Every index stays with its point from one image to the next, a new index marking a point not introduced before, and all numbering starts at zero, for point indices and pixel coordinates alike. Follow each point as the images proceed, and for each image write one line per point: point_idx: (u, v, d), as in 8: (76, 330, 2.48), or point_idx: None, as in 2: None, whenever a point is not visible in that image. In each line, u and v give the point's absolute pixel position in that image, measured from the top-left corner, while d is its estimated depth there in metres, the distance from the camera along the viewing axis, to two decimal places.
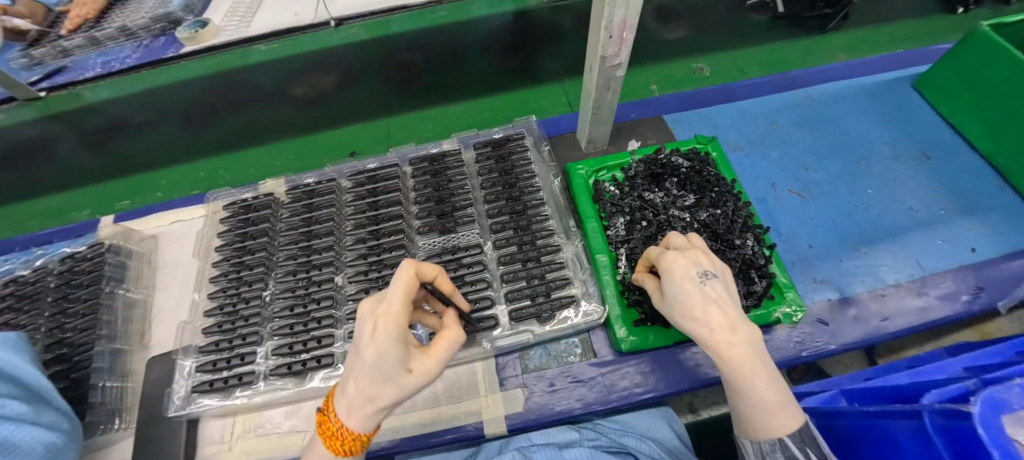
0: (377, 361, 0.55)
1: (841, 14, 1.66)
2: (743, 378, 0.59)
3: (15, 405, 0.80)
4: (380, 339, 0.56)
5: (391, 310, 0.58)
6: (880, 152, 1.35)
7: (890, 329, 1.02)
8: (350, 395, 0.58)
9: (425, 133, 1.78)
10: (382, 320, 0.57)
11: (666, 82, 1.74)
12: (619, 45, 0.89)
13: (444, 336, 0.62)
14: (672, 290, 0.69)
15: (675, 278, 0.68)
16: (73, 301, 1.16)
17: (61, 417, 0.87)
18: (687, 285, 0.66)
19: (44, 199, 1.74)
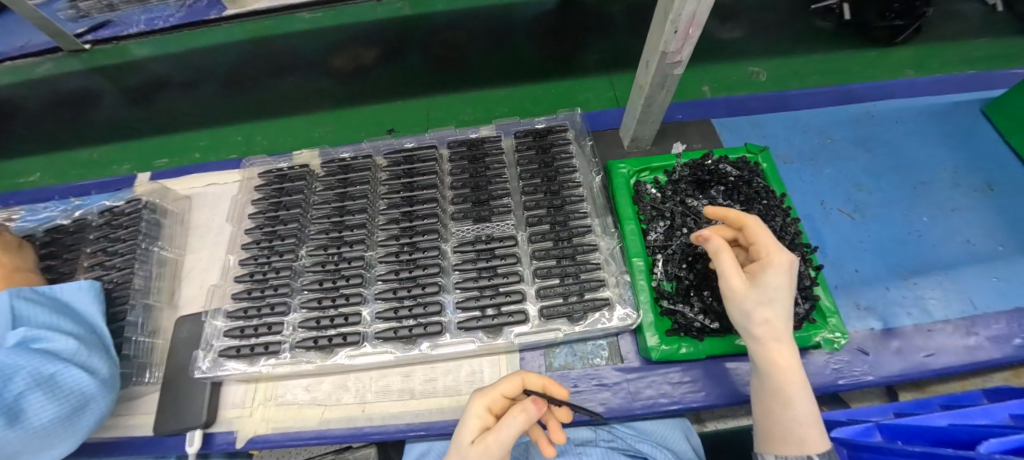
0: (460, 430, 0.64)
1: (912, 27, 1.58)
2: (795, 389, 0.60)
3: (65, 343, 0.87)
4: (468, 412, 0.65)
5: (488, 390, 0.67)
6: (940, 178, 1.27)
7: (934, 366, 0.96)
8: None
9: (465, 116, 1.68)
10: (476, 393, 0.67)
11: (719, 85, 1.67)
12: (683, 41, 0.84)
13: (507, 416, 0.60)
14: (771, 290, 0.63)
15: (778, 276, 0.63)
16: (111, 254, 1.19)
17: (106, 364, 0.92)
18: (785, 292, 0.63)
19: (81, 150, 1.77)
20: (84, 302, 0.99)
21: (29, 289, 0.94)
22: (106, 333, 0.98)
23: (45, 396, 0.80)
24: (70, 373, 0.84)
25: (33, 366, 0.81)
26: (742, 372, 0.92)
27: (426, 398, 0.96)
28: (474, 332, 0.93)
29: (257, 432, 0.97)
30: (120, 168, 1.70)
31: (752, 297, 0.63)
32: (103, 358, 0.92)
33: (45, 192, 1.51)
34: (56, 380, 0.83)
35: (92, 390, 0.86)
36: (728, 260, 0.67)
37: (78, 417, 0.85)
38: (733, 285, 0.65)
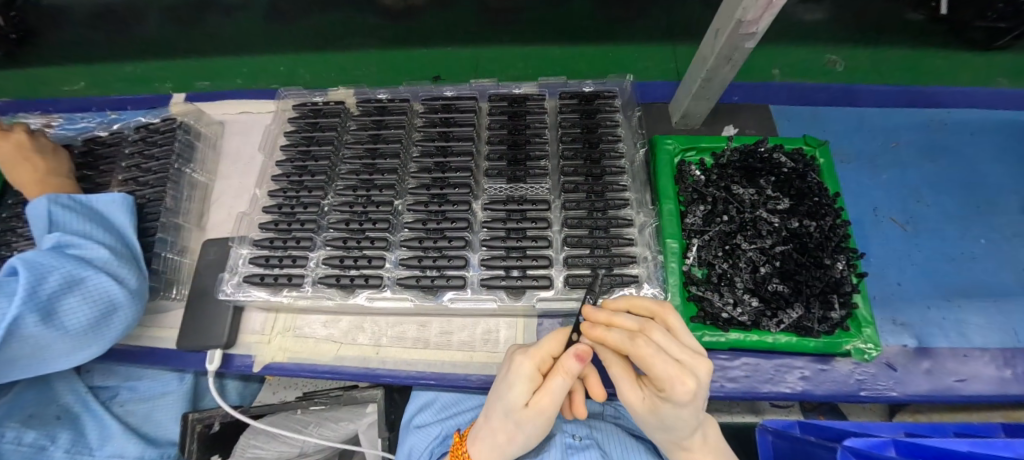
0: (506, 392, 0.63)
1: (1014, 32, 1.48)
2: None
3: (95, 251, 0.89)
4: (513, 374, 0.63)
5: (535, 350, 0.64)
6: (1007, 200, 1.17)
7: (964, 392, 0.91)
8: (487, 433, 0.67)
9: (515, 71, 1.59)
10: (522, 353, 0.65)
11: (790, 70, 1.57)
12: (763, 11, 0.76)
13: (553, 380, 0.60)
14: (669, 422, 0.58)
15: (676, 417, 0.57)
16: (144, 171, 1.20)
17: (136, 275, 0.94)
18: (687, 420, 0.57)
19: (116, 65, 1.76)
20: (117, 215, 1.01)
21: (67, 197, 0.97)
22: (136, 246, 0.99)
23: (76, 299, 0.83)
24: (99, 280, 0.86)
25: (64, 268, 0.83)
26: (761, 367, 0.91)
27: (440, 349, 0.96)
28: (496, 291, 0.92)
29: (273, 359, 0.99)
30: (160, 86, 1.67)
31: (651, 423, 0.61)
32: (131, 270, 0.93)
33: (82, 102, 1.52)
34: (86, 284, 0.85)
35: (119, 298, 0.88)
36: (616, 377, 0.62)
37: (106, 323, 0.87)
38: (632, 411, 0.62)
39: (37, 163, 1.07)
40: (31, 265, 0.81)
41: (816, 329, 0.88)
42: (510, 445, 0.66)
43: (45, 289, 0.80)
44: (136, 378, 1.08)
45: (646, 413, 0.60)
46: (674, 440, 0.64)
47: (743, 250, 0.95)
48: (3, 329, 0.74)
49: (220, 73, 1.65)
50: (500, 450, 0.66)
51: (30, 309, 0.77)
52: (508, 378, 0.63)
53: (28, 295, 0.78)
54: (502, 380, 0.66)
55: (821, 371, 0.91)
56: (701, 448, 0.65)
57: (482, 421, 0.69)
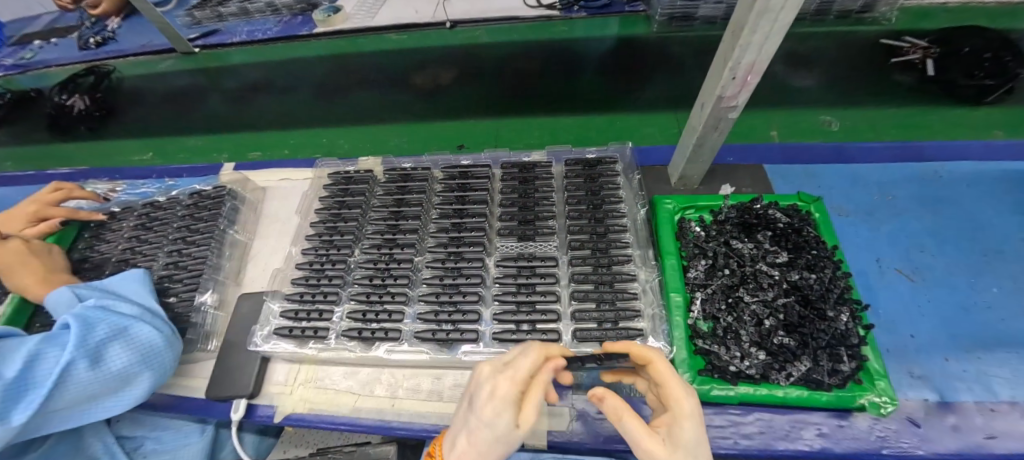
0: (492, 421, 0.59)
1: (1005, 87, 1.57)
2: None
3: (128, 307, 0.99)
4: (499, 398, 0.59)
5: (518, 369, 0.62)
6: (1014, 248, 1.18)
7: (997, 450, 0.87)
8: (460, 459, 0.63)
9: (530, 140, 1.84)
10: (505, 376, 0.61)
11: (789, 131, 1.71)
12: (741, 88, 0.90)
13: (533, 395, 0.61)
14: (692, 445, 0.57)
15: (694, 430, 0.58)
16: (192, 232, 1.34)
17: (168, 327, 1.03)
18: (704, 443, 0.58)
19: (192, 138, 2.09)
20: (133, 284, 1.09)
21: (85, 285, 1.07)
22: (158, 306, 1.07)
23: (123, 346, 0.92)
24: (141, 328, 0.96)
25: (109, 321, 0.93)
26: (775, 422, 0.90)
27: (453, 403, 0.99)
28: (506, 344, 0.95)
29: (294, 410, 1.03)
30: (217, 155, 2.01)
31: None
32: (163, 321, 1.03)
33: (144, 171, 1.73)
34: (130, 332, 0.95)
35: (158, 344, 0.97)
36: (633, 427, 0.60)
37: (147, 369, 0.95)
38: (654, 450, 0.57)
39: (36, 265, 1.16)
40: (83, 318, 0.92)
41: (826, 382, 0.89)
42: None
43: (95, 337, 0.89)
44: (161, 429, 1.13)
45: (670, 452, 0.57)
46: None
47: (746, 303, 0.99)
48: (58, 374, 0.82)
49: (273, 144, 2.01)
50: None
51: (82, 355, 0.86)
52: (493, 404, 0.59)
53: (80, 342, 0.87)
54: (479, 405, 0.61)
55: (838, 426, 0.90)
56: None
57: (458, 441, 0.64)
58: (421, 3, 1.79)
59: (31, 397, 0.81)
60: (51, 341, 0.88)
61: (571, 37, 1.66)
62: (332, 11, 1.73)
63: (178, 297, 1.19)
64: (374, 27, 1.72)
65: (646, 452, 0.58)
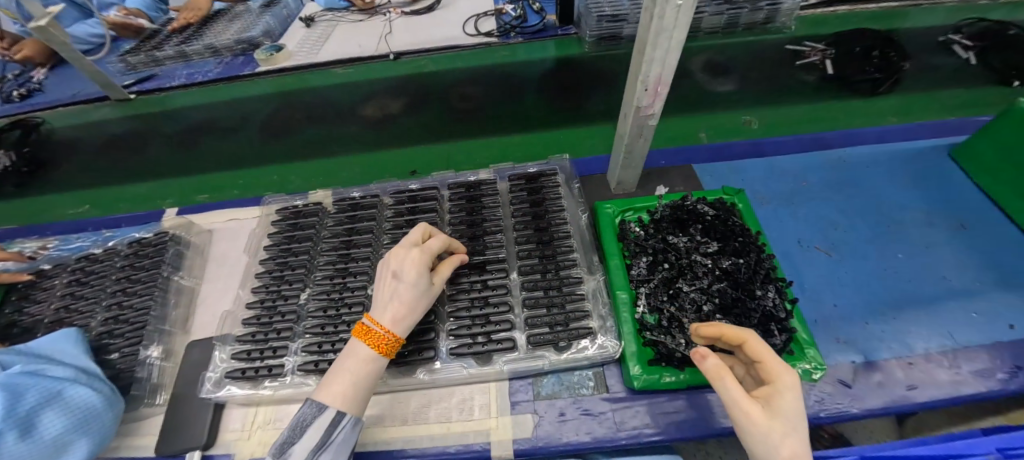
0: (418, 277, 0.87)
1: (892, 79, 1.79)
2: None
3: (61, 370, 0.94)
4: (419, 263, 0.88)
5: (427, 248, 0.93)
6: (913, 218, 1.33)
7: (917, 399, 0.97)
8: (395, 311, 0.83)
9: (482, 160, 1.96)
10: (420, 249, 0.91)
11: (715, 131, 1.87)
12: (654, 96, 0.98)
13: (446, 266, 0.96)
14: (791, 417, 0.62)
15: (795, 405, 0.64)
16: (133, 282, 1.29)
17: (108, 386, 0.98)
18: (804, 421, 0.63)
19: (135, 187, 2.03)
20: (67, 342, 1.04)
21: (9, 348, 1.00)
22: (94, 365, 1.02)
23: (57, 410, 0.87)
24: (78, 390, 0.91)
25: (40, 386, 0.88)
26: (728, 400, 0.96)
27: (418, 424, 0.98)
28: (465, 358, 1.01)
29: (252, 455, 0.97)
30: (161, 201, 1.97)
31: (774, 430, 0.61)
32: (101, 380, 0.98)
33: (80, 224, 1.64)
34: (64, 395, 0.90)
35: (97, 405, 0.93)
36: (732, 386, 0.66)
37: (84, 433, 0.90)
38: (753, 411, 0.63)
39: None
40: (10, 386, 0.86)
41: None
42: (412, 313, 0.85)
43: (23, 405, 0.84)
44: None
45: (770, 417, 0.62)
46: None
47: (685, 292, 1.05)
48: None
49: (220, 185, 1.99)
50: (407, 322, 0.84)
51: (9, 427, 0.80)
52: (415, 265, 0.88)
53: (7, 412, 0.81)
54: (405, 268, 0.87)
55: None
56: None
57: (381, 306, 0.84)
58: (363, 37, 1.88)
59: None
60: None
61: (517, 61, 1.74)
62: (274, 50, 1.77)
63: (119, 353, 1.13)
64: (317, 62, 1.78)
65: (744, 412, 0.64)
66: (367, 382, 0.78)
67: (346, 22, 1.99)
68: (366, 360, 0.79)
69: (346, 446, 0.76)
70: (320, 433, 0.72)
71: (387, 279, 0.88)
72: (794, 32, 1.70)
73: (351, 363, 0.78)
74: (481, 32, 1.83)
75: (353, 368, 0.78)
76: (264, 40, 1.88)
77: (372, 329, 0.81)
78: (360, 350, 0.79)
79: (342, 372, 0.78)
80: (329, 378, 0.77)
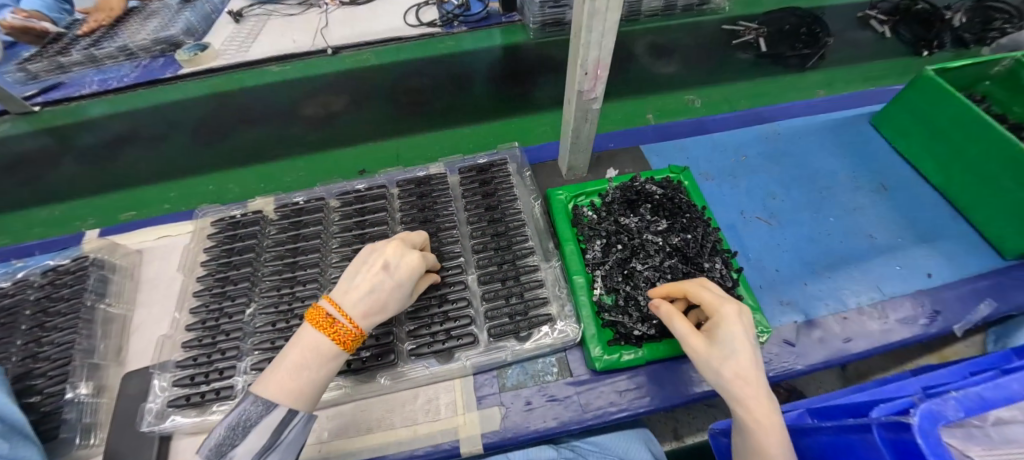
0: (407, 283, 0.83)
1: (818, 54, 1.90)
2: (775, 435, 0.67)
3: None
4: (415, 267, 0.85)
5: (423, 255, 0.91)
6: (841, 182, 1.44)
7: (852, 350, 1.06)
8: (373, 308, 0.78)
9: (434, 154, 1.95)
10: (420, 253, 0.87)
11: (662, 112, 1.93)
12: (594, 81, 0.99)
13: (426, 281, 0.96)
14: (728, 343, 0.75)
15: (731, 331, 0.75)
16: (52, 315, 1.16)
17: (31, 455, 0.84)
18: (743, 341, 0.75)
19: (48, 208, 1.82)
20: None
21: None
22: (19, 415, 0.89)
23: None
24: None
25: None
26: (686, 370, 0.99)
27: (383, 431, 0.94)
28: (427, 358, 0.99)
29: None
30: (83, 222, 1.79)
31: (713, 356, 0.75)
32: (24, 449, 0.83)
33: None
34: None
35: None
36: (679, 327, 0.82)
37: None
38: (696, 344, 0.79)
39: None
40: None
41: None
42: (385, 311, 0.80)
43: None
44: None
45: (708, 346, 0.77)
46: (735, 378, 0.72)
47: (639, 271, 1.07)
48: None
49: (151, 201, 1.84)
50: (377, 320, 0.79)
51: None
52: (411, 269, 0.84)
53: None
54: (401, 266, 0.83)
55: None
56: (758, 405, 0.69)
57: (357, 297, 0.76)
58: (297, 32, 1.74)
59: None
60: None
61: (463, 50, 1.68)
62: (198, 50, 1.60)
63: (41, 394, 1.01)
64: (249, 61, 1.64)
65: (691, 347, 0.79)
66: (322, 383, 0.73)
67: (278, 17, 1.82)
68: (325, 357, 0.73)
69: (294, 446, 0.72)
70: (270, 431, 0.68)
71: (374, 267, 0.80)
72: (728, 12, 1.76)
73: (306, 353, 0.71)
74: (423, 22, 1.75)
75: (313, 365, 0.71)
76: (187, 38, 1.70)
77: (345, 323, 0.74)
78: (322, 346, 0.72)
79: (298, 365, 0.71)
80: (281, 371, 0.70)
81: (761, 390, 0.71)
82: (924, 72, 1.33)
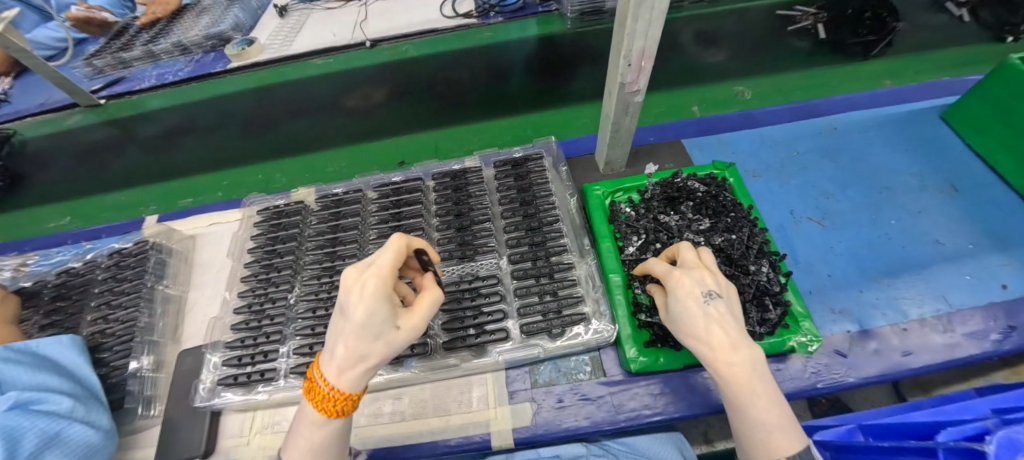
0: (366, 320, 0.60)
1: (885, 41, 1.74)
2: (737, 390, 0.64)
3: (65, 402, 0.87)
4: (368, 297, 0.60)
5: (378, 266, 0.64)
6: (905, 182, 1.32)
7: (911, 365, 0.98)
8: (340, 357, 0.62)
9: (473, 146, 1.94)
10: (372, 275, 0.62)
11: (709, 104, 1.84)
12: (637, 73, 0.95)
13: (426, 295, 0.68)
14: (674, 309, 0.74)
15: (676, 297, 0.73)
16: (117, 294, 1.26)
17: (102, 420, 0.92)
18: (685, 304, 0.72)
19: (115, 195, 1.97)
20: (70, 359, 1.00)
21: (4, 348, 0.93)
22: (96, 383, 0.99)
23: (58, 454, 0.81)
24: (75, 431, 0.85)
25: (39, 427, 0.81)
26: None
27: (417, 419, 0.96)
28: (459, 351, 0.99)
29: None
30: (145, 208, 1.93)
31: (672, 324, 0.76)
32: (98, 414, 0.92)
33: (59, 237, 1.59)
34: (63, 435, 0.83)
35: (96, 443, 0.87)
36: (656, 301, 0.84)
37: None
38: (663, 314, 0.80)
39: None
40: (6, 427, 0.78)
41: (757, 331, 0.95)
42: (363, 363, 0.62)
43: (24, 449, 0.77)
44: None
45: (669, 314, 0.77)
46: (689, 338, 0.71)
47: None
48: None
49: (203, 190, 1.95)
50: (358, 372, 0.62)
51: None
52: (360, 307, 0.60)
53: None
54: (351, 301, 0.61)
55: (777, 371, 0.98)
56: (713, 358, 0.67)
57: (327, 355, 0.64)
58: (337, 26, 1.78)
59: None
60: None
61: (504, 40, 1.66)
62: (246, 44, 1.68)
63: (109, 366, 1.10)
64: (291, 55, 1.68)
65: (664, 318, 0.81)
66: (329, 445, 0.65)
67: (321, 10, 1.86)
68: (317, 425, 0.64)
69: None
70: None
71: (338, 312, 0.64)
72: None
73: (304, 419, 0.66)
74: (459, 13, 1.74)
75: (308, 433, 0.64)
76: (235, 34, 1.77)
77: (320, 385, 0.63)
78: (312, 413, 0.64)
79: (301, 431, 0.66)
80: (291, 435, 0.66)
81: (716, 346, 0.67)
82: (1009, 60, 1.19)
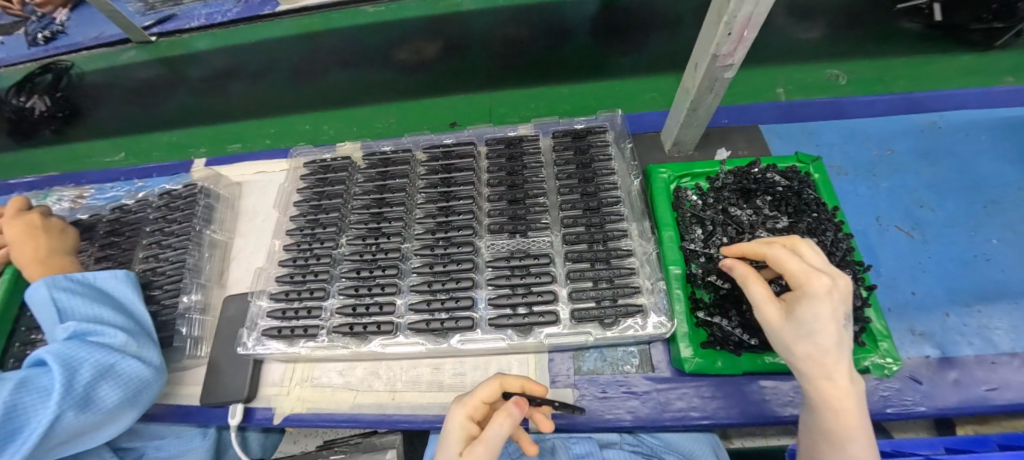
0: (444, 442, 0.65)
1: (1014, 30, 1.49)
2: (840, 425, 0.57)
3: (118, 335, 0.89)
4: (451, 422, 0.67)
5: (468, 399, 0.69)
6: (1014, 197, 1.16)
7: (996, 401, 0.87)
8: None
9: (530, 112, 1.86)
10: (459, 402, 0.69)
11: (795, 86, 1.66)
12: (736, 44, 0.81)
13: (494, 421, 0.62)
14: (804, 321, 0.57)
15: (819, 315, 0.56)
16: (167, 235, 1.27)
17: (155, 353, 0.94)
18: (828, 324, 0.56)
19: (165, 134, 2.00)
20: (121, 291, 1.01)
21: (65, 279, 0.97)
22: (146, 317, 1.00)
23: (112, 384, 0.83)
24: (128, 363, 0.86)
25: (93, 358, 0.82)
26: (788, 390, 0.88)
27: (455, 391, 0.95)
28: (504, 329, 0.95)
29: (293, 410, 0.98)
30: (195, 150, 1.95)
31: (787, 333, 0.60)
32: (149, 347, 0.94)
33: (112, 173, 1.62)
34: (116, 368, 0.84)
35: (147, 376, 0.89)
36: (755, 292, 0.65)
37: (135, 403, 0.88)
38: (768, 316, 0.63)
39: (42, 241, 1.07)
40: (64, 357, 0.80)
41: None
42: None
43: (79, 380, 0.79)
44: None
45: (783, 320, 0.61)
46: (808, 359, 0.58)
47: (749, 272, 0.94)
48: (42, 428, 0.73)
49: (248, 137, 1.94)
50: None
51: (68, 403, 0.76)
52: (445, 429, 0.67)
53: (64, 388, 0.76)
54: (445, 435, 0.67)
55: None
56: (830, 390, 0.57)
57: None
58: None
59: (23, 440, 0.74)
60: (29, 387, 0.77)
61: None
62: None
63: (160, 304, 1.12)
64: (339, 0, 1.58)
65: (760, 316, 0.64)
66: None
67: None
68: None
69: None
70: None
71: None
72: None
73: None
74: None
75: None
76: None
77: None
78: None
79: None
80: None
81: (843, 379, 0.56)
82: None
